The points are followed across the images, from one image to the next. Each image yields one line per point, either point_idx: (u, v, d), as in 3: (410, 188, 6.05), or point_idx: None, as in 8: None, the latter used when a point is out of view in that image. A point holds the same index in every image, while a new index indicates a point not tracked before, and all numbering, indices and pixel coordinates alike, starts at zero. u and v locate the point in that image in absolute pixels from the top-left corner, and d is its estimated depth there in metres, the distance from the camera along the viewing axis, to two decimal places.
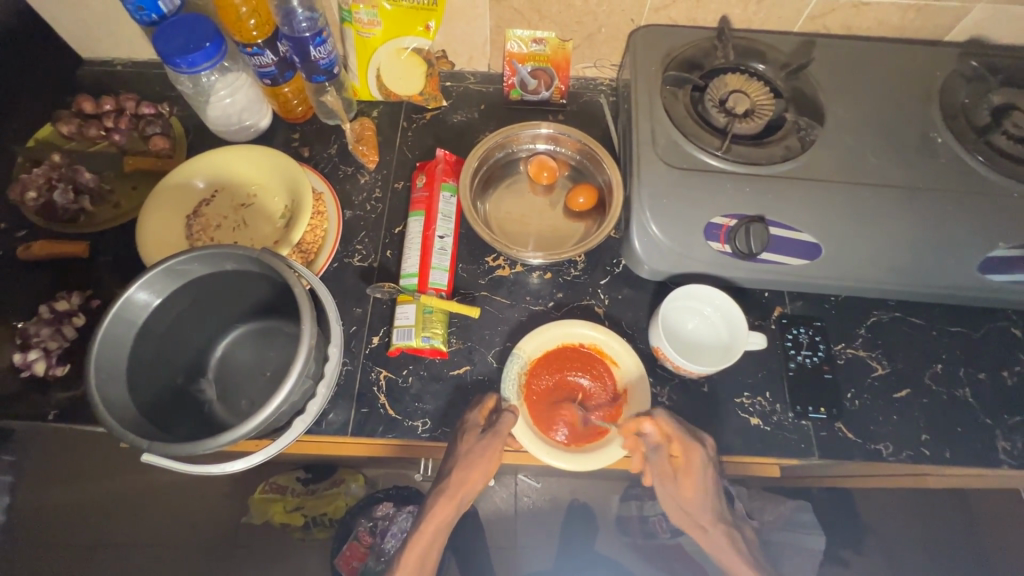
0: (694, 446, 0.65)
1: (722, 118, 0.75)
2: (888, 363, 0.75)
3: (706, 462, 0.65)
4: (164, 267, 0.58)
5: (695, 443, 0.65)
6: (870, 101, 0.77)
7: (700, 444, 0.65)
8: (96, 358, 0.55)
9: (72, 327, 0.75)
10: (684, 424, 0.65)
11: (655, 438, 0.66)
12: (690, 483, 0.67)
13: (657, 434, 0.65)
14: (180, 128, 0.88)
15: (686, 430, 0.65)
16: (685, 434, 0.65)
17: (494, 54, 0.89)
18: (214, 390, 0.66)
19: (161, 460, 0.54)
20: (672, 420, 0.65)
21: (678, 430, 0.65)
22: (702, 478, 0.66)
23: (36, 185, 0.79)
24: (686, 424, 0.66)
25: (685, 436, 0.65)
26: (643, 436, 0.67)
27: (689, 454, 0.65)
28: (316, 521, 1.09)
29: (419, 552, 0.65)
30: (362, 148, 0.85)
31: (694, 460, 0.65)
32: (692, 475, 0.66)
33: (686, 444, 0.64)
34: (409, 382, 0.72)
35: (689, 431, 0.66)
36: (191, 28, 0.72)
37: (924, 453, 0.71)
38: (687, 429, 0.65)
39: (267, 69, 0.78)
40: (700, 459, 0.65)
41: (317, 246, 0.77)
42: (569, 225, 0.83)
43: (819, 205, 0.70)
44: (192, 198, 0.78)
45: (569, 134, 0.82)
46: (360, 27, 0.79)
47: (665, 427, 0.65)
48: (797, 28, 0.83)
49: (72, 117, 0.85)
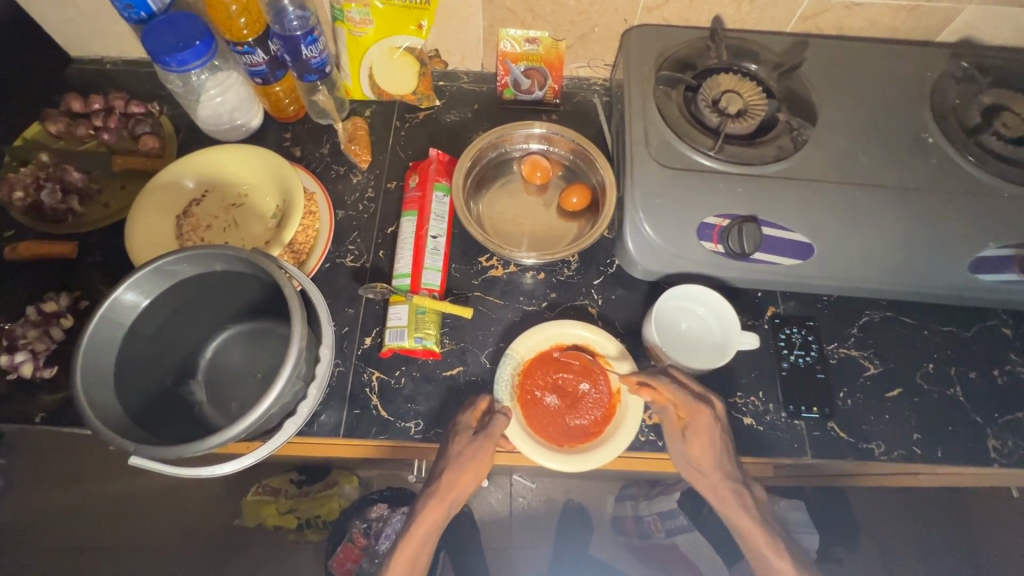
0: (700, 407, 0.63)
1: (715, 118, 0.75)
2: (880, 363, 0.75)
3: (714, 423, 0.64)
4: (152, 267, 0.58)
5: (701, 404, 0.63)
6: (862, 101, 0.77)
7: (708, 406, 0.64)
8: (83, 360, 0.55)
9: (60, 328, 0.74)
10: (689, 387, 0.65)
11: (659, 403, 0.66)
12: (699, 445, 0.64)
13: (661, 399, 0.66)
14: (170, 127, 0.87)
15: (691, 393, 0.64)
16: (689, 395, 0.64)
17: (487, 54, 0.89)
18: (204, 392, 0.65)
19: (152, 464, 0.53)
20: (675, 384, 0.65)
21: (681, 391, 0.64)
22: (712, 440, 0.64)
23: (24, 184, 0.79)
24: (694, 387, 0.66)
25: (689, 396, 0.64)
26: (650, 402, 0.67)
27: (696, 414, 0.63)
28: (309, 523, 1.06)
29: (411, 553, 0.65)
30: (354, 147, 0.84)
31: (701, 421, 0.63)
32: (702, 436, 0.64)
33: (691, 405, 0.63)
34: (402, 383, 0.72)
35: (695, 394, 0.65)
36: (180, 26, 0.72)
37: (916, 452, 0.71)
38: (691, 391, 0.65)
39: (258, 68, 0.78)
40: (707, 419, 0.63)
41: (309, 246, 0.77)
42: (563, 225, 0.82)
43: (811, 205, 0.70)
44: (183, 198, 0.77)
45: (562, 133, 0.82)
46: (352, 26, 0.78)
47: (667, 390, 0.64)
48: (789, 28, 0.83)
49: (60, 116, 0.84)
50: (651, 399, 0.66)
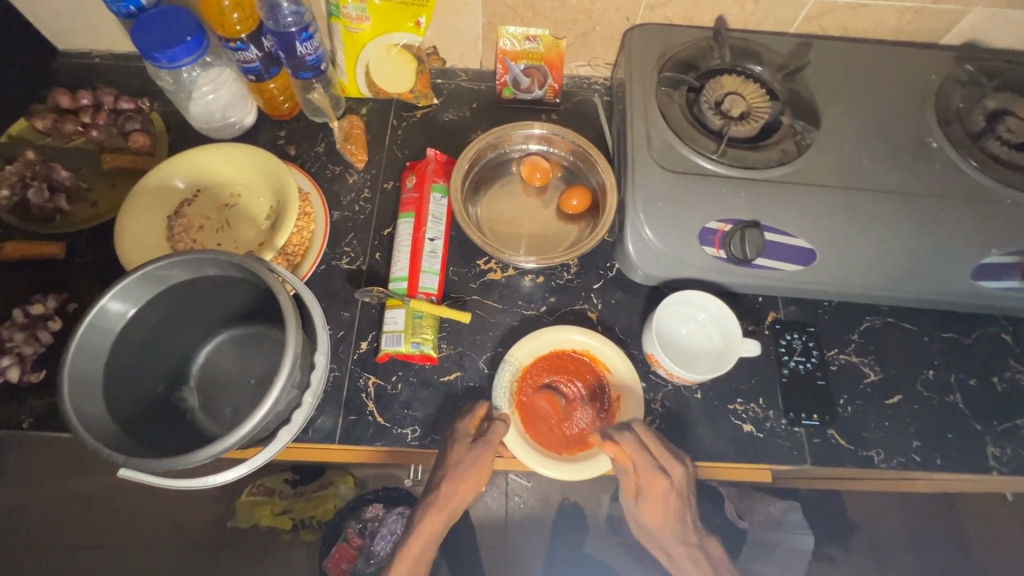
0: (656, 474, 0.63)
1: (718, 121, 0.73)
2: (880, 369, 0.75)
3: (670, 490, 0.64)
4: (141, 274, 0.56)
5: (659, 469, 0.63)
6: (866, 105, 0.76)
7: (666, 473, 0.64)
8: (70, 369, 0.53)
9: (47, 331, 0.73)
10: (649, 450, 0.64)
11: (619, 461, 0.65)
12: (651, 509, 0.66)
13: (621, 456, 0.64)
14: (161, 125, 0.85)
15: (649, 456, 0.63)
16: (647, 459, 0.63)
17: (486, 52, 0.87)
18: (196, 398, 0.64)
19: (140, 475, 0.52)
20: (637, 443, 0.64)
21: (641, 453, 0.63)
22: (664, 504, 0.65)
23: (10, 182, 0.77)
24: (653, 450, 0.64)
25: (648, 462, 0.63)
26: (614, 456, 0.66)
27: (652, 480, 0.63)
28: (304, 523, 1.05)
29: (410, 562, 0.64)
30: (350, 147, 0.83)
31: (656, 487, 0.64)
32: (653, 499, 0.65)
33: (645, 472, 0.63)
34: (398, 389, 0.71)
35: (653, 457, 0.64)
36: (171, 22, 0.70)
37: (915, 459, 0.71)
38: (651, 453, 0.64)
39: (251, 66, 0.76)
40: (662, 488, 0.63)
41: (303, 249, 0.75)
42: (561, 227, 0.81)
43: (814, 211, 0.69)
44: (173, 198, 0.76)
45: (562, 134, 0.81)
46: (349, 22, 0.76)
47: (627, 450, 0.64)
48: (793, 28, 0.82)
49: (48, 112, 0.82)
50: (612, 456, 0.64)
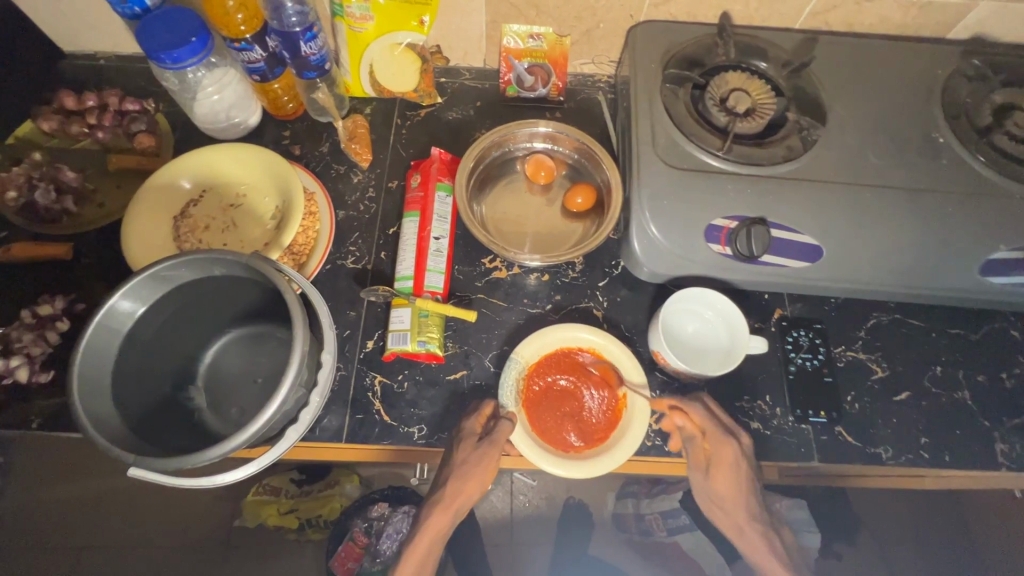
0: (725, 440, 0.66)
1: (723, 117, 0.73)
2: (887, 366, 0.75)
3: (740, 458, 0.66)
4: (149, 273, 0.57)
5: (727, 436, 0.66)
6: (871, 100, 0.76)
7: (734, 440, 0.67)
8: (79, 369, 0.54)
9: (55, 332, 0.73)
10: (718, 418, 0.68)
11: (688, 430, 0.68)
12: (724, 482, 0.66)
13: (690, 425, 0.68)
14: (166, 126, 0.85)
15: (718, 424, 0.67)
16: (717, 427, 0.67)
17: (490, 50, 0.87)
18: (204, 398, 0.64)
19: (150, 475, 0.52)
20: (706, 412, 0.68)
21: (712, 423, 0.67)
22: (736, 476, 0.66)
23: (16, 184, 0.77)
24: (722, 418, 0.68)
25: (718, 429, 0.67)
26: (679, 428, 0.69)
27: (722, 447, 0.66)
28: (310, 523, 1.03)
29: (416, 561, 0.64)
30: (355, 146, 0.83)
31: (725, 455, 0.66)
32: (724, 472, 0.66)
33: (717, 438, 0.66)
34: (404, 387, 0.71)
35: (723, 427, 0.67)
36: (176, 23, 0.70)
37: (923, 456, 0.70)
38: (721, 423, 0.67)
39: (256, 65, 0.76)
40: (733, 454, 0.65)
41: (308, 248, 0.75)
42: (567, 225, 0.81)
43: (821, 207, 0.69)
44: (179, 199, 0.76)
45: (567, 132, 0.81)
46: (352, 22, 0.76)
47: (698, 418, 0.67)
48: (798, 24, 0.82)
49: (53, 113, 0.82)
50: (683, 424, 0.68)
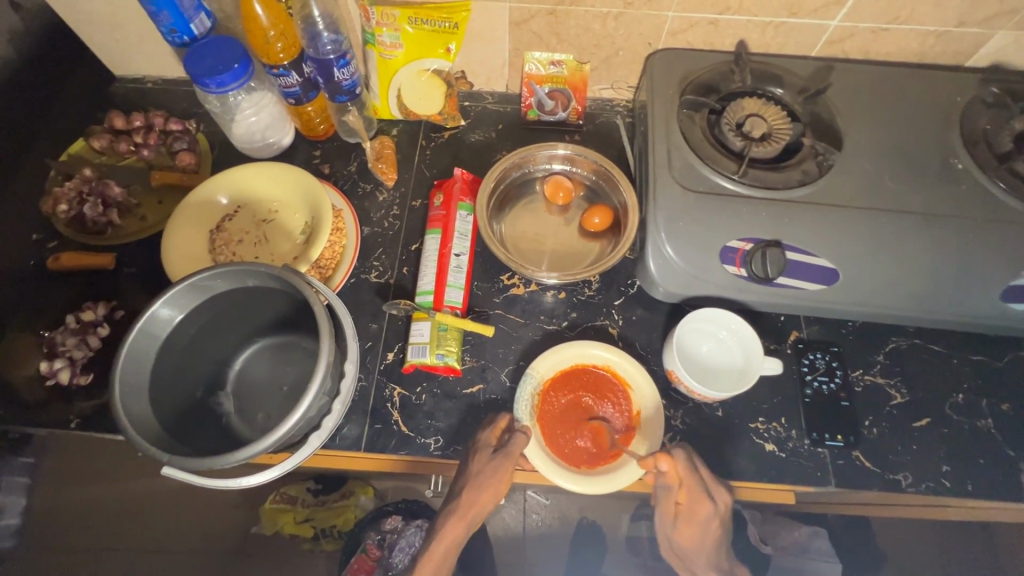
0: (703, 498, 0.65)
1: (739, 141, 0.75)
2: (907, 392, 0.74)
3: (713, 516, 0.65)
4: (188, 283, 0.60)
5: (705, 494, 0.65)
6: (888, 126, 0.76)
7: (711, 498, 0.65)
8: (121, 372, 0.57)
9: (95, 337, 0.77)
10: (701, 475, 0.65)
11: (667, 479, 0.65)
12: (688, 529, 0.67)
13: (671, 475, 0.65)
14: (205, 144, 0.90)
15: (701, 480, 0.65)
16: (698, 484, 0.65)
17: (512, 76, 0.90)
18: (232, 403, 0.67)
19: (179, 473, 0.55)
20: (689, 464, 0.65)
21: (693, 478, 0.64)
22: (704, 528, 0.67)
23: (67, 198, 0.82)
24: (705, 474, 0.66)
25: (700, 486, 0.65)
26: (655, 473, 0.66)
27: (698, 503, 0.65)
28: (325, 533, 1.01)
29: (431, 568, 0.65)
30: (381, 165, 0.86)
31: (699, 510, 0.65)
32: (694, 523, 0.66)
33: (695, 494, 0.64)
34: (422, 399, 0.73)
35: (704, 483, 0.65)
36: (221, 50, 0.75)
37: (945, 484, 0.69)
38: (703, 480, 0.65)
39: (292, 89, 0.80)
40: (707, 512, 0.65)
41: (334, 263, 0.79)
42: (584, 245, 0.83)
43: (837, 231, 0.69)
44: (216, 213, 0.80)
45: (585, 154, 0.83)
46: (383, 49, 0.81)
47: (681, 470, 0.64)
48: (814, 52, 0.84)
49: (104, 133, 0.88)
50: (663, 475, 0.65)
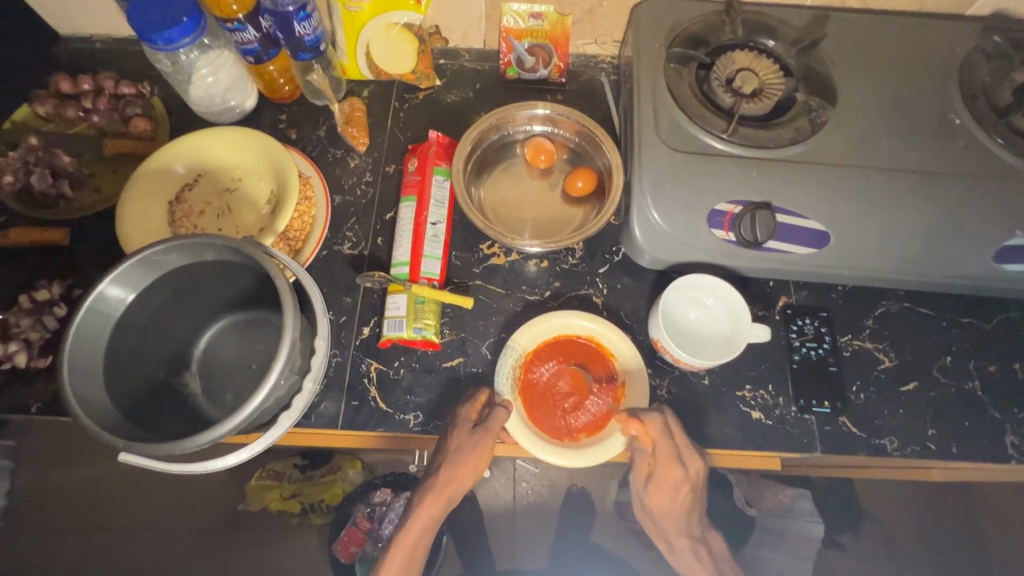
0: (675, 461, 0.64)
1: (729, 98, 0.71)
2: (895, 355, 0.73)
3: (683, 480, 0.65)
4: (139, 258, 0.56)
5: (678, 458, 0.63)
6: (885, 80, 0.73)
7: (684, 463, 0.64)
8: (70, 354, 0.53)
9: (53, 317, 0.73)
10: (676, 440, 0.64)
11: (640, 441, 0.65)
12: (659, 490, 0.67)
13: (644, 437, 0.64)
14: (162, 109, 0.84)
15: (674, 446, 0.63)
16: (672, 448, 0.63)
17: (489, 30, 0.84)
18: (198, 383, 0.64)
19: (138, 459, 0.53)
20: (663, 428, 0.63)
21: (666, 442, 0.63)
22: (674, 492, 0.66)
23: (13, 168, 0.77)
24: (680, 441, 0.64)
25: (672, 451, 0.63)
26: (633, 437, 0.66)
27: (669, 465, 0.64)
28: (313, 508, 0.97)
29: (407, 547, 0.63)
30: (351, 130, 0.82)
31: (670, 473, 0.64)
32: (663, 488, 0.66)
33: (665, 457, 0.63)
34: (401, 374, 0.70)
35: (677, 449, 0.63)
36: (168, 2, 0.69)
37: (930, 448, 0.69)
38: (676, 445, 0.64)
39: (250, 46, 0.74)
40: (677, 474, 0.64)
41: (304, 234, 0.74)
42: (567, 210, 0.80)
43: (829, 191, 0.66)
44: (174, 183, 0.75)
45: (567, 114, 0.79)
46: (348, 1, 0.75)
47: (653, 432, 0.63)
48: (809, 1, 0.79)
49: (49, 97, 0.81)
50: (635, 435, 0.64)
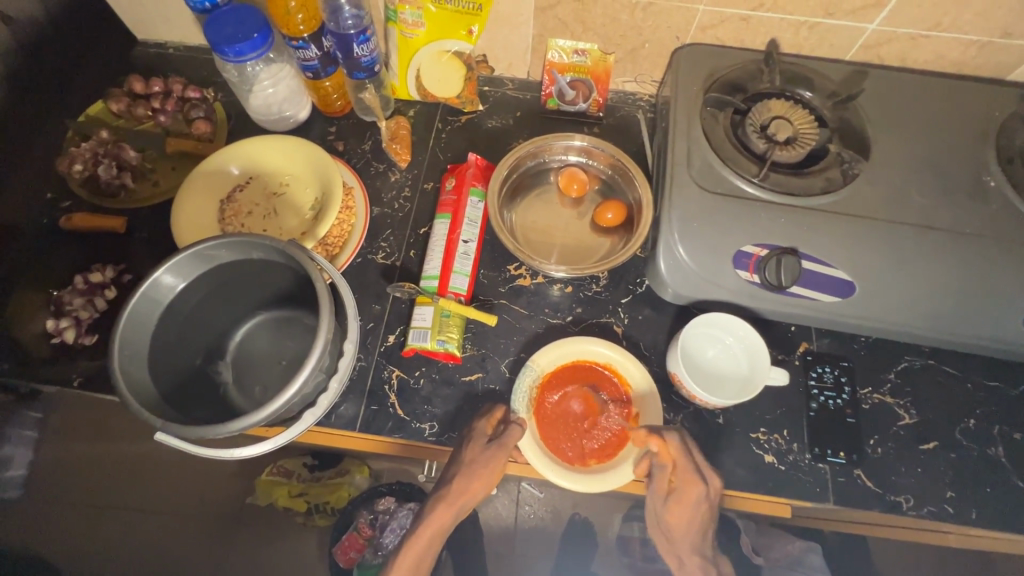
0: (694, 477, 0.62)
1: (762, 144, 0.73)
2: (916, 413, 0.72)
3: (702, 497, 0.63)
4: (193, 252, 0.60)
5: (698, 475, 0.62)
6: (920, 138, 0.74)
7: (703, 479, 0.63)
8: (122, 335, 0.57)
9: (103, 299, 0.78)
10: (693, 455, 0.64)
11: (660, 457, 0.64)
12: (678, 511, 0.64)
13: (664, 453, 0.64)
14: (223, 114, 0.90)
15: (693, 459, 0.63)
16: (689, 462, 0.63)
17: (534, 63, 0.88)
18: (230, 373, 0.67)
19: (171, 440, 0.55)
20: (683, 445, 0.64)
21: (686, 456, 0.63)
22: (692, 511, 0.63)
23: (83, 158, 0.82)
24: (697, 456, 0.64)
25: (690, 466, 0.63)
26: (649, 453, 0.65)
27: (688, 481, 0.62)
28: (318, 508, 1.02)
29: (416, 554, 0.64)
30: (396, 146, 0.85)
31: (690, 489, 0.62)
32: (682, 506, 0.63)
33: (687, 472, 0.62)
34: (420, 383, 0.73)
35: (695, 463, 0.63)
36: (241, 19, 0.74)
37: (947, 511, 0.67)
38: (696, 460, 0.63)
39: (310, 63, 0.80)
40: (698, 493, 0.62)
41: (341, 241, 0.78)
42: (595, 240, 0.82)
43: (857, 243, 0.67)
44: (226, 183, 0.80)
45: (602, 147, 0.82)
46: (405, 27, 0.80)
47: (672, 448, 0.63)
48: (848, 56, 0.81)
49: (123, 95, 0.88)
50: (656, 451, 0.64)
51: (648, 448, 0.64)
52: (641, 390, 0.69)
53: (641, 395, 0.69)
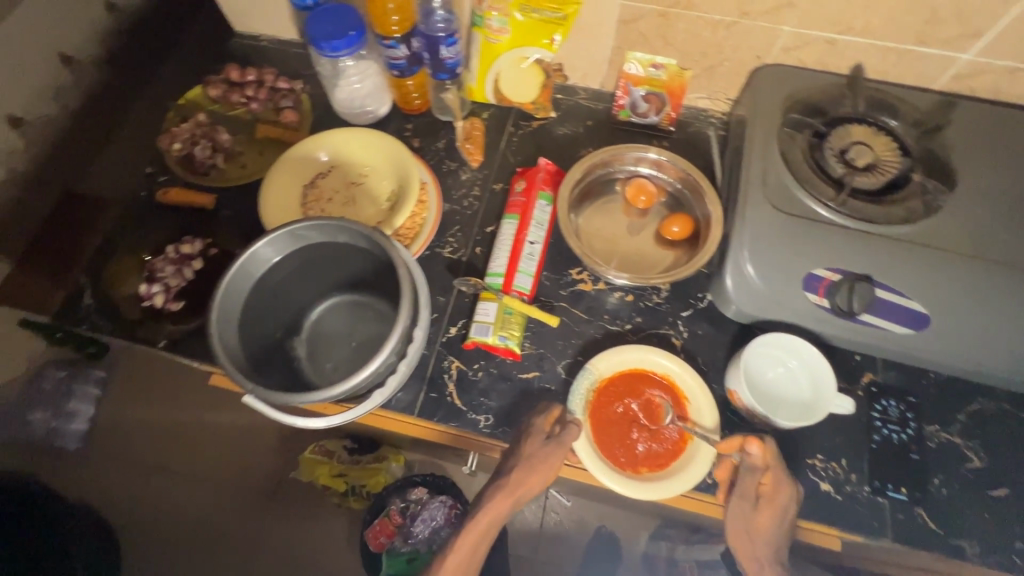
0: (787, 484, 0.65)
1: (840, 169, 0.72)
2: (986, 458, 0.69)
3: (791, 502, 0.65)
4: (289, 231, 0.64)
5: (788, 482, 0.65)
6: (1009, 175, 0.71)
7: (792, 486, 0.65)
8: (220, 302, 0.61)
9: (190, 269, 0.84)
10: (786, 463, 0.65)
11: (753, 461, 0.65)
12: (768, 515, 0.65)
13: (756, 458, 0.65)
14: (308, 105, 0.95)
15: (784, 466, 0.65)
16: (783, 470, 0.65)
17: (609, 74, 0.90)
18: (303, 349, 0.71)
19: (257, 403, 0.60)
20: (776, 452, 0.66)
21: (779, 462, 0.65)
22: (781, 516, 0.65)
23: (182, 138, 0.90)
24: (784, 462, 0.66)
25: (781, 473, 0.65)
26: (738, 457, 0.67)
27: (780, 487, 0.64)
28: (354, 491, 1.07)
29: (472, 539, 0.70)
30: (468, 146, 0.89)
31: (781, 494, 0.64)
32: (773, 512, 0.65)
33: (780, 477, 0.64)
34: (478, 376, 0.75)
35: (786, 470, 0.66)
36: (340, 17, 0.79)
37: (1015, 562, 0.64)
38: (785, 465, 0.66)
39: (398, 62, 0.84)
40: (787, 498, 0.64)
41: (413, 234, 0.81)
42: (658, 251, 0.82)
43: (938, 276, 0.65)
44: (310, 169, 0.84)
45: (675, 161, 0.83)
46: (490, 33, 0.82)
47: (769, 454, 0.65)
48: (937, 85, 0.79)
49: (220, 83, 0.94)
50: (750, 455, 0.65)
51: (740, 451, 0.66)
52: (699, 405, 0.69)
53: (700, 409, 0.69)
